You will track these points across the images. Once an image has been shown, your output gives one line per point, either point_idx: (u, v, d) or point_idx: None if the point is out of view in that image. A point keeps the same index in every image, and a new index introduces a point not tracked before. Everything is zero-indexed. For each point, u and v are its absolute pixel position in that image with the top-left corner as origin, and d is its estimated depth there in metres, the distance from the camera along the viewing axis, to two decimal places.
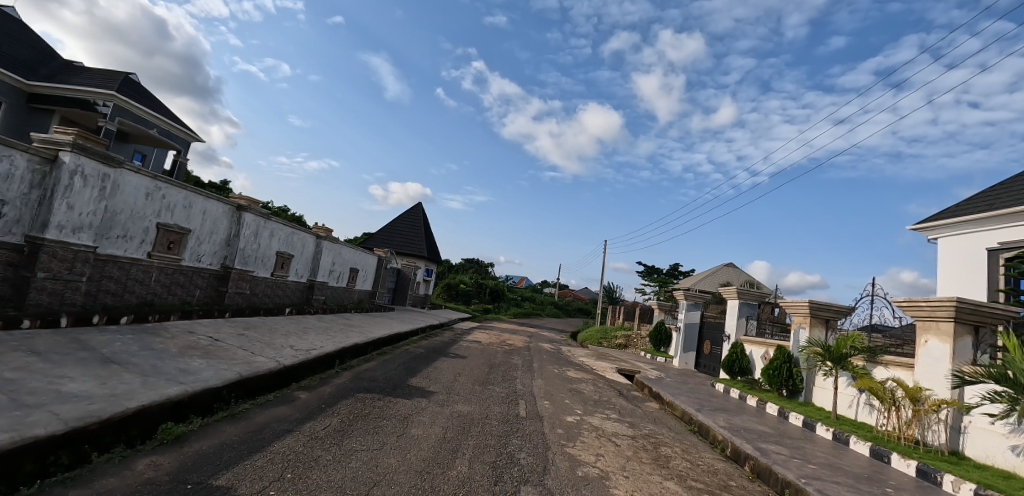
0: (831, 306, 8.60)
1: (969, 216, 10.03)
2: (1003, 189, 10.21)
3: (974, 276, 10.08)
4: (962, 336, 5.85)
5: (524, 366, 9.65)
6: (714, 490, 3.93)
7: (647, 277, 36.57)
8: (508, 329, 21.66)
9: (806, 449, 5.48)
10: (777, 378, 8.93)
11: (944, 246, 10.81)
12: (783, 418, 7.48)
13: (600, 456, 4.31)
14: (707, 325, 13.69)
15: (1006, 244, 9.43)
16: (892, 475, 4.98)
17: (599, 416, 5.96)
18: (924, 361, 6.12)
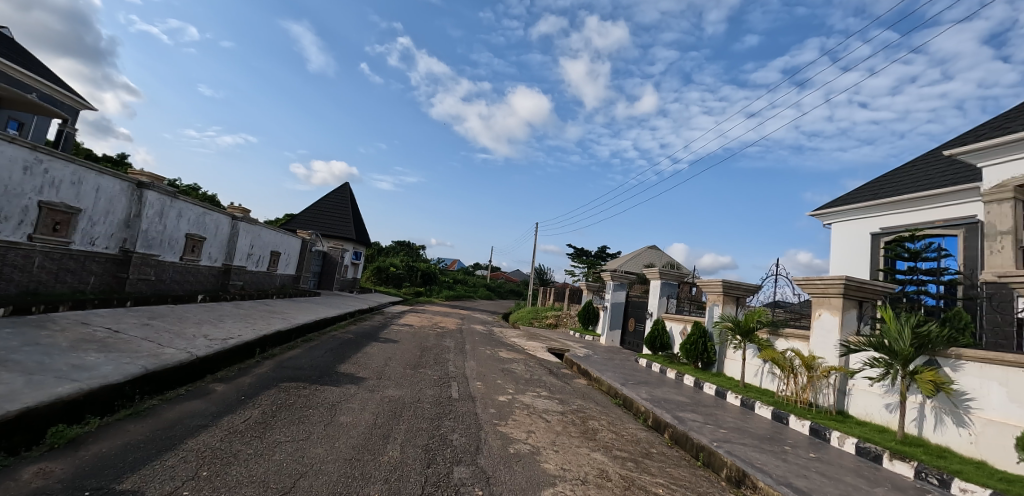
0: (742, 285, 9.39)
1: (858, 205, 11.23)
2: (884, 182, 11.58)
3: (858, 258, 11.36)
4: (849, 309, 6.61)
5: (456, 348, 9.64)
6: (637, 457, 4.20)
7: (577, 259, 37.56)
8: (441, 312, 21.54)
9: (717, 415, 6.01)
10: (694, 352, 9.64)
11: (836, 230, 12.08)
12: (697, 387, 8.14)
13: (531, 432, 4.46)
14: (631, 303, 14.43)
15: (887, 229, 10.74)
16: (789, 434, 5.59)
17: (530, 395, 6.11)
18: (818, 332, 6.87)
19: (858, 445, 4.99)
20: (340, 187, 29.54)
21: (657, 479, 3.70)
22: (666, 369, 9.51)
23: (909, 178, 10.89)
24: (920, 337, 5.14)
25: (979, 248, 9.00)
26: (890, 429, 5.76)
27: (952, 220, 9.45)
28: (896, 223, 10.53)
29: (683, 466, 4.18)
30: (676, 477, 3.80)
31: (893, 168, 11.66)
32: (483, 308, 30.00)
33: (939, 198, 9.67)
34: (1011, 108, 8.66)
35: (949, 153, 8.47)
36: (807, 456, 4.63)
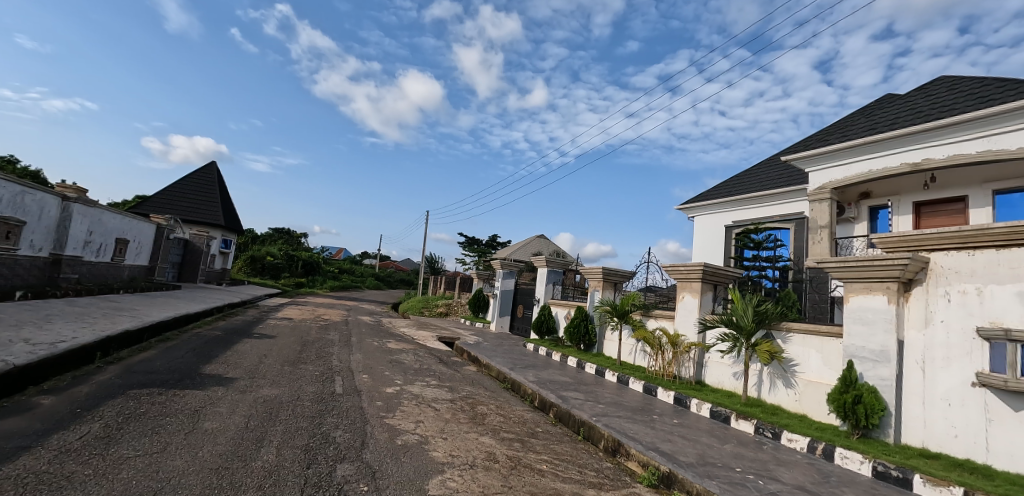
0: (619, 271, 10.22)
1: (717, 201, 12.78)
2: (735, 181, 13.32)
3: (715, 247, 12.96)
4: (706, 292, 7.52)
5: (341, 341, 9.19)
6: (523, 437, 4.39)
7: (469, 248, 37.76)
8: (326, 304, 20.35)
9: (597, 392, 6.50)
10: (577, 334, 10.30)
11: (698, 223, 13.64)
12: (580, 368, 8.71)
13: (419, 422, 4.42)
14: (520, 291, 14.95)
15: (737, 223, 12.39)
16: (657, 404, 6.23)
17: (419, 384, 6.06)
18: (681, 312, 7.73)
19: (712, 409, 5.72)
20: (206, 167, 26.24)
21: (542, 456, 3.89)
22: (552, 352, 10.03)
23: (755, 179, 12.66)
24: (760, 314, 6.02)
25: (804, 239, 10.78)
26: (736, 393, 6.69)
27: (785, 215, 11.19)
28: (744, 217, 12.19)
29: (566, 441, 4.45)
30: (559, 452, 4.04)
31: (743, 170, 13.46)
32: (373, 299, 28.92)
33: (778, 196, 11.39)
34: (830, 125, 10.46)
35: (786, 158, 9.98)
36: (672, 422, 5.21)
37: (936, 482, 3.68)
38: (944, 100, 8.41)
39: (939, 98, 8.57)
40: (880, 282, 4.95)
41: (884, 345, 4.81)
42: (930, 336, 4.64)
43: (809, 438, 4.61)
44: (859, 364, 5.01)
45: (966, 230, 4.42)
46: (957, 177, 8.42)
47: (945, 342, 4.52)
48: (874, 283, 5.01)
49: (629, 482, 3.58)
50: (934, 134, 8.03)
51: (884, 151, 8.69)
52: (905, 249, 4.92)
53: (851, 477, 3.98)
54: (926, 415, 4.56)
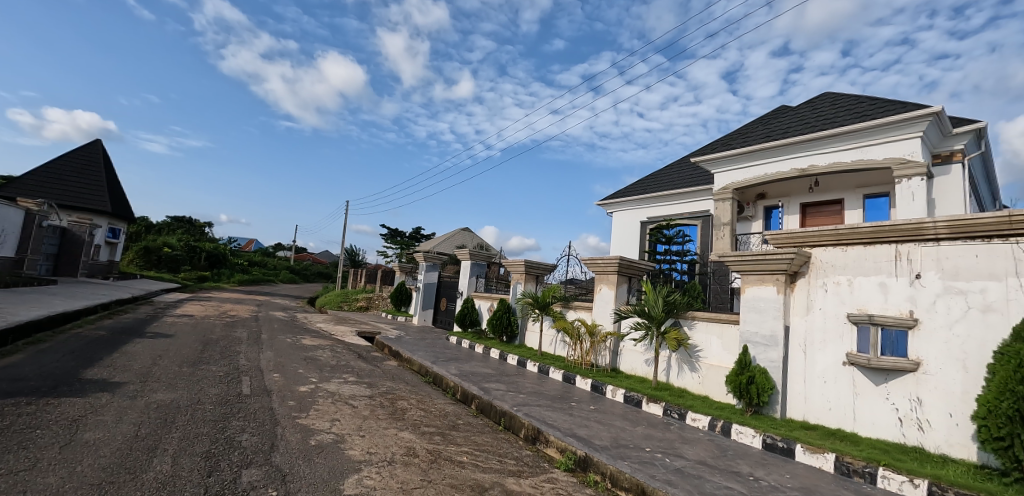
0: (541, 265, 10.50)
1: (634, 198, 13.48)
2: (650, 180, 14.17)
3: (631, 241, 13.67)
4: (621, 284, 7.94)
5: (249, 339, 8.57)
6: (443, 430, 4.39)
7: (390, 240, 36.49)
8: (233, 299, 18.87)
9: (518, 382, 6.64)
10: (499, 326, 10.44)
11: (615, 218, 14.32)
12: (502, 360, 8.84)
13: (335, 420, 4.26)
14: (443, 284, 14.85)
15: (651, 219, 13.17)
16: (575, 392, 6.50)
17: (336, 382, 5.84)
18: (599, 303, 8.10)
19: (626, 395, 6.07)
20: (88, 146, 23.15)
21: (462, 448, 3.92)
22: (475, 345, 10.08)
23: (668, 179, 13.53)
24: (668, 304, 6.47)
25: (709, 235, 11.67)
26: (647, 379, 7.13)
27: (694, 213, 12.08)
28: (657, 214, 13.00)
29: (487, 432, 4.51)
30: (479, 443, 4.09)
31: (657, 170, 14.34)
32: (286, 294, 27.16)
33: (689, 195, 12.26)
34: (733, 132, 11.44)
35: (695, 159, 10.74)
36: (588, 409, 5.46)
37: (814, 450, 4.18)
38: (828, 113, 9.51)
39: (824, 112, 9.67)
40: (771, 275, 5.50)
41: (774, 331, 5.37)
42: (810, 321, 5.25)
43: (710, 417, 5.04)
44: (752, 348, 5.55)
45: (841, 228, 5.03)
46: (836, 182, 9.56)
47: (822, 326, 5.14)
48: (766, 275, 5.56)
49: (547, 468, 3.71)
50: (819, 143, 9.04)
51: (779, 157, 9.64)
52: (793, 245, 5.50)
53: (744, 450, 4.42)
54: (806, 392, 5.17)
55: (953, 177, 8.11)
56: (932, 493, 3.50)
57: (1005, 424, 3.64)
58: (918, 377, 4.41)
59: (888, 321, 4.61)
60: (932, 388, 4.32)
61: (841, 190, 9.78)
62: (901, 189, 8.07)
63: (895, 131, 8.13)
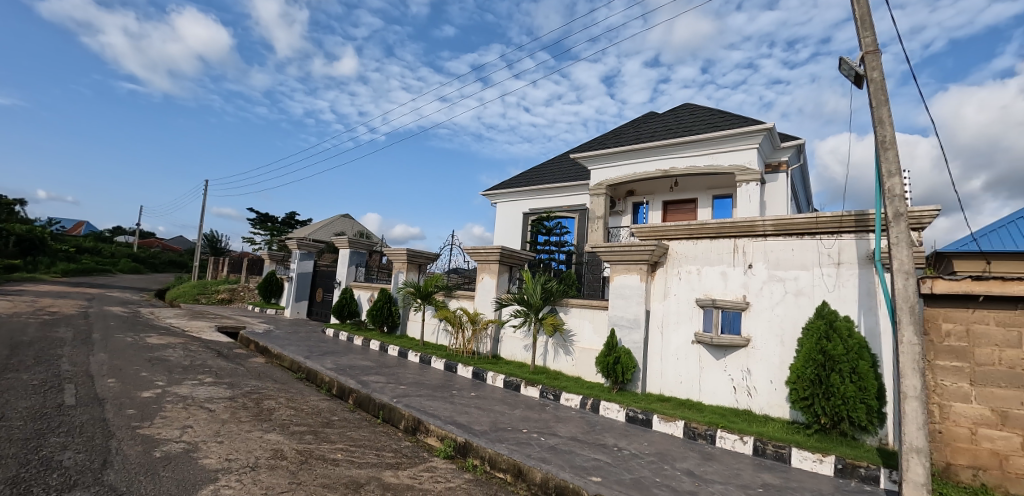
0: (424, 253, 10.38)
1: (518, 190, 13.95)
2: (532, 173, 14.75)
3: (514, 232, 14.12)
4: (502, 273, 8.17)
5: (73, 340, 7.16)
6: (316, 428, 4.14)
7: (259, 226, 33.07)
8: (48, 293, 15.56)
9: (399, 373, 6.51)
10: (380, 317, 10.10)
11: (499, 209, 14.65)
12: (383, 351, 8.59)
13: (188, 428, 3.77)
14: (320, 273, 13.92)
15: (532, 210, 13.71)
16: (457, 380, 6.58)
17: (189, 384, 5.17)
18: (481, 292, 8.25)
19: (505, 380, 6.30)
20: None
21: (337, 445, 3.75)
22: (354, 337, 9.63)
23: (550, 173, 14.21)
24: (545, 292, 6.83)
25: (586, 227, 12.50)
26: (526, 363, 7.47)
27: (572, 206, 12.87)
28: (538, 205, 13.58)
29: (365, 426, 4.36)
30: (355, 439, 3.94)
31: (540, 164, 14.99)
32: (123, 286, 23.09)
33: (569, 189, 13.03)
34: (608, 132, 12.38)
35: (575, 156, 11.41)
36: (470, 396, 5.56)
37: (666, 419, 4.74)
38: (687, 122, 10.75)
39: (684, 121, 10.92)
40: (636, 264, 6.08)
41: (637, 314, 5.96)
42: (666, 306, 5.93)
43: (582, 395, 5.46)
44: (619, 330, 6.09)
45: (692, 224, 5.74)
46: (691, 183, 10.88)
47: (675, 309, 5.85)
48: (631, 265, 6.13)
49: (426, 457, 3.72)
50: (679, 148, 10.19)
51: (646, 157, 10.67)
52: (654, 238, 6.15)
53: (609, 423, 4.87)
54: (662, 368, 5.85)
55: (776, 184, 9.72)
56: (756, 447, 4.20)
57: (808, 386, 4.52)
58: (748, 351, 5.25)
59: (727, 304, 5.40)
60: (758, 360, 5.18)
61: (695, 191, 11.16)
62: (742, 192, 9.41)
63: (737, 142, 9.49)
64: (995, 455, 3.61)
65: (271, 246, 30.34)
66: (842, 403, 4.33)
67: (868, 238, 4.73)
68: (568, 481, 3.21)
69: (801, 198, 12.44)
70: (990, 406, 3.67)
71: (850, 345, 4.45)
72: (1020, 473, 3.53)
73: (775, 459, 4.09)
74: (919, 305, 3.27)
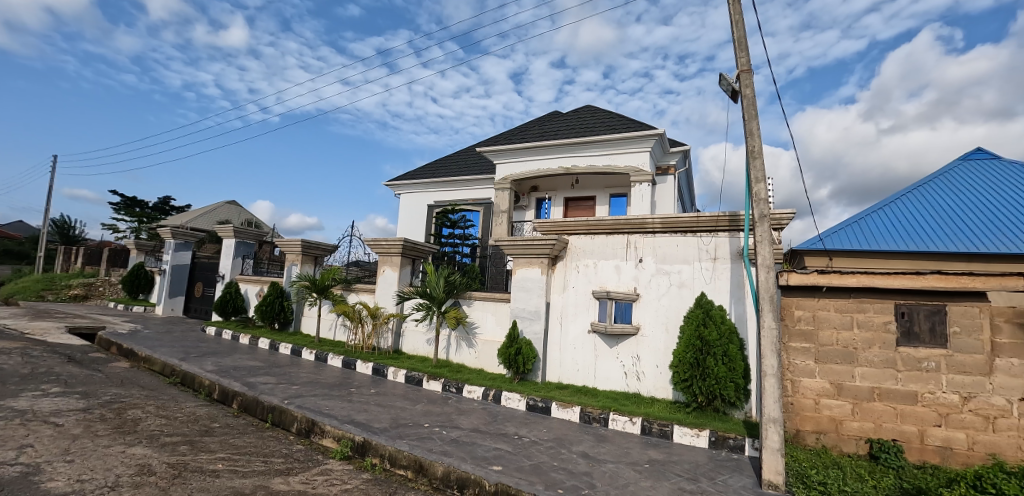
0: (321, 245, 9.81)
1: (424, 181, 13.73)
2: (439, 165, 14.59)
3: (421, 224, 13.84)
4: (405, 265, 7.99)
5: None
6: (193, 438, 3.73)
7: (124, 211, 28.84)
8: None
9: (292, 373, 6.08)
10: (270, 313, 9.34)
11: (404, 200, 14.30)
12: (273, 350, 7.97)
13: (25, 447, 3.18)
14: (199, 266, 12.50)
15: (438, 202, 13.60)
16: (356, 377, 6.31)
17: (26, 396, 4.36)
18: (382, 285, 7.98)
19: (407, 375, 6.18)
20: None
21: (217, 455, 3.41)
22: (239, 336, 8.81)
23: (458, 165, 14.11)
24: (449, 284, 6.79)
25: (490, 222, 12.78)
26: (428, 357, 7.38)
27: (477, 200, 13.01)
28: (444, 198, 13.51)
29: (250, 432, 4.02)
30: (240, 446, 3.62)
31: (448, 156, 14.86)
32: None
33: (477, 183, 13.06)
34: (515, 128, 12.62)
35: (482, 149, 11.46)
36: (369, 393, 5.36)
37: (564, 406, 4.97)
38: (589, 123, 11.31)
39: (586, 122, 11.49)
40: (537, 257, 6.26)
41: (537, 306, 6.14)
42: (566, 298, 6.21)
43: (484, 387, 5.54)
44: (521, 322, 6.24)
45: (590, 219, 6.05)
46: (589, 181, 11.50)
47: (573, 301, 6.15)
48: (532, 258, 6.30)
49: (320, 460, 3.53)
50: (580, 147, 10.70)
51: (549, 155, 11.04)
52: (554, 232, 6.40)
53: (510, 413, 4.99)
54: (561, 357, 6.13)
55: (665, 185, 10.60)
56: (644, 427, 4.57)
57: (688, 368, 5.01)
58: (638, 339, 5.67)
59: (619, 295, 5.79)
60: (646, 347, 5.62)
61: (594, 189, 11.78)
62: (635, 192, 10.16)
63: (633, 145, 10.17)
64: (833, 421, 4.30)
65: (140, 235, 26.52)
66: (715, 383, 4.87)
67: (738, 236, 5.35)
68: (469, 473, 3.23)
69: (685, 199, 13.71)
70: (829, 380, 4.35)
71: (722, 331, 5.02)
72: (850, 434, 4.24)
73: (659, 436, 4.48)
74: (777, 294, 3.72)
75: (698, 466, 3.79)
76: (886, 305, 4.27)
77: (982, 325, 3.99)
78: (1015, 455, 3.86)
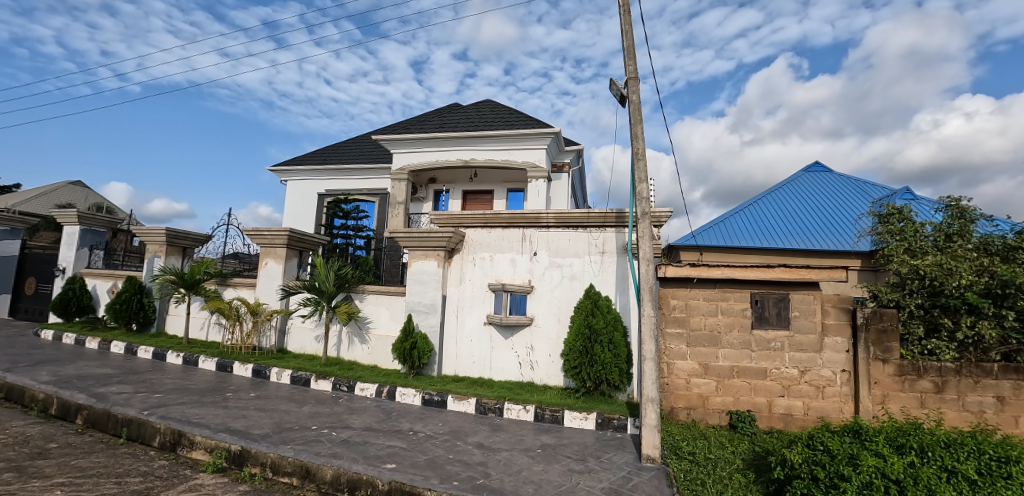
0: (189, 235, 8.80)
1: (314, 168, 12.90)
2: (330, 151, 13.79)
3: (311, 214, 13.02)
4: (291, 258, 7.46)
5: None
6: (20, 463, 3.13)
7: None
8: None
9: (154, 380, 5.38)
10: (126, 312, 8.14)
11: (291, 187, 13.32)
12: (130, 354, 6.98)
13: None
14: (31, 258, 10.50)
15: (330, 191, 12.90)
16: (233, 381, 5.77)
17: None
18: (264, 279, 7.37)
19: (292, 375, 5.80)
20: None
21: (54, 481, 2.90)
22: (86, 340, 7.61)
23: (353, 153, 13.46)
24: (340, 278, 6.46)
25: (385, 212, 12.43)
26: (317, 356, 6.99)
27: (372, 190, 12.59)
28: (336, 186, 12.84)
29: (99, 450, 3.49)
30: (85, 468, 3.12)
31: (342, 142, 14.10)
32: None
33: (376, 173, 12.61)
34: (415, 118, 12.35)
35: (378, 137, 11.02)
36: (248, 397, 4.93)
37: (461, 398, 5.00)
38: (488, 118, 11.45)
39: (486, 116, 11.61)
40: (433, 250, 6.19)
41: (433, 300, 6.08)
42: (462, 290, 6.24)
43: (377, 384, 5.38)
44: (416, 315, 6.13)
45: (487, 213, 6.12)
46: (487, 175, 11.67)
47: (470, 294, 6.20)
48: (429, 251, 6.22)
49: (189, 475, 3.17)
50: (478, 140, 10.75)
51: (447, 146, 10.96)
52: (451, 225, 6.38)
53: (405, 409, 4.90)
54: (457, 350, 6.16)
55: (559, 183, 11.10)
56: (536, 414, 4.75)
57: (577, 356, 5.32)
58: (532, 329, 5.89)
59: (514, 288, 5.95)
60: (539, 337, 5.85)
61: (492, 183, 11.95)
62: (533, 187, 10.41)
63: (532, 142, 10.50)
64: (701, 397, 4.82)
65: None
66: (601, 369, 5.22)
67: (624, 232, 5.78)
68: (361, 473, 3.11)
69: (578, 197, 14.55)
70: (698, 361, 4.86)
71: (608, 319, 5.39)
72: (714, 407, 4.80)
73: (550, 421, 4.70)
74: (656, 286, 4.07)
75: (586, 447, 4.04)
76: (744, 294, 4.87)
77: (815, 309, 4.74)
78: (838, 417, 4.65)
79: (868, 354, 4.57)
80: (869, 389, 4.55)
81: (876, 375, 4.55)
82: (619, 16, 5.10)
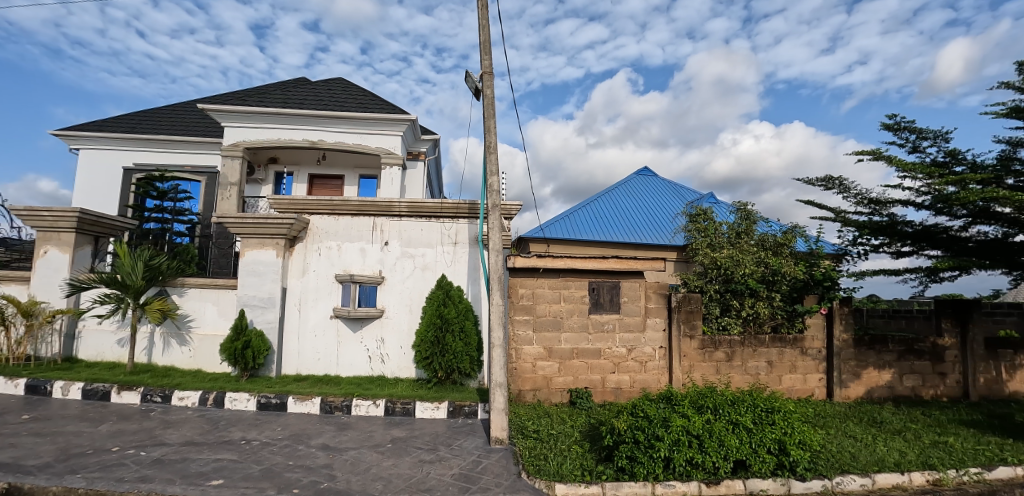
0: None
1: (116, 136, 10.68)
2: (140, 117, 11.52)
3: (114, 192, 10.79)
4: (82, 245, 6.09)
5: None
6: None
7: None
8: None
9: None
10: None
11: (83, 158, 10.83)
12: None
13: None
14: None
15: (140, 165, 10.82)
16: None
17: None
18: (41, 273, 5.89)
19: (85, 389, 4.77)
20: None
21: None
22: None
23: (172, 122, 11.44)
24: (152, 270, 5.47)
25: (214, 195, 10.94)
26: (120, 363, 5.86)
27: (197, 167, 10.93)
28: (149, 160, 10.83)
29: None
30: None
31: (156, 108, 11.87)
32: None
33: (206, 149, 10.95)
34: (254, 89, 10.99)
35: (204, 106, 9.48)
36: (18, 421, 3.91)
37: (303, 398, 4.64)
38: (341, 97, 10.73)
39: (339, 95, 10.86)
40: (271, 238, 5.59)
41: (271, 293, 5.52)
42: (305, 282, 5.76)
43: (201, 391, 4.71)
44: (249, 311, 5.49)
45: (335, 200, 5.74)
46: (338, 158, 10.98)
47: (314, 286, 5.76)
48: (266, 239, 5.60)
49: None
50: (330, 121, 10.04)
51: (294, 125, 9.99)
52: (293, 211, 5.85)
53: (237, 416, 4.39)
54: (300, 347, 5.69)
55: (415, 171, 10.98)
56: (387, 408, 4.64)
57: (429, 346, 5.32)
58: (382, 321, 5.73)
59: (364, 279, 5.71)
60: (391, 329, 5.73)
61: (343, 167, 11.34)
62: (386, 174, 10.14)
63: (390, 128, 10.16)
64: (545, 378, 5.21)
65: None
66: (453, 358, 5.31)
67: (476, 223, 5.94)
68: None
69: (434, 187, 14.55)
70: (543, 345, 5.23)
71: (460, 309, 5.50)
72: (556, 387, 5.23)
73: (402, 414, 4.63)
74: (504, 274, 4.26)
75: (438, 436, 4.08)
76: (582, 282, 5.36)
77: (640, 294, 5.44)
78: (656, 386, 5.45)
79: (679, 332, 5.44)
80: (679, 360, 5.42)
81: (684, 349, 5.46)
82: (477, 9, 5.17)
